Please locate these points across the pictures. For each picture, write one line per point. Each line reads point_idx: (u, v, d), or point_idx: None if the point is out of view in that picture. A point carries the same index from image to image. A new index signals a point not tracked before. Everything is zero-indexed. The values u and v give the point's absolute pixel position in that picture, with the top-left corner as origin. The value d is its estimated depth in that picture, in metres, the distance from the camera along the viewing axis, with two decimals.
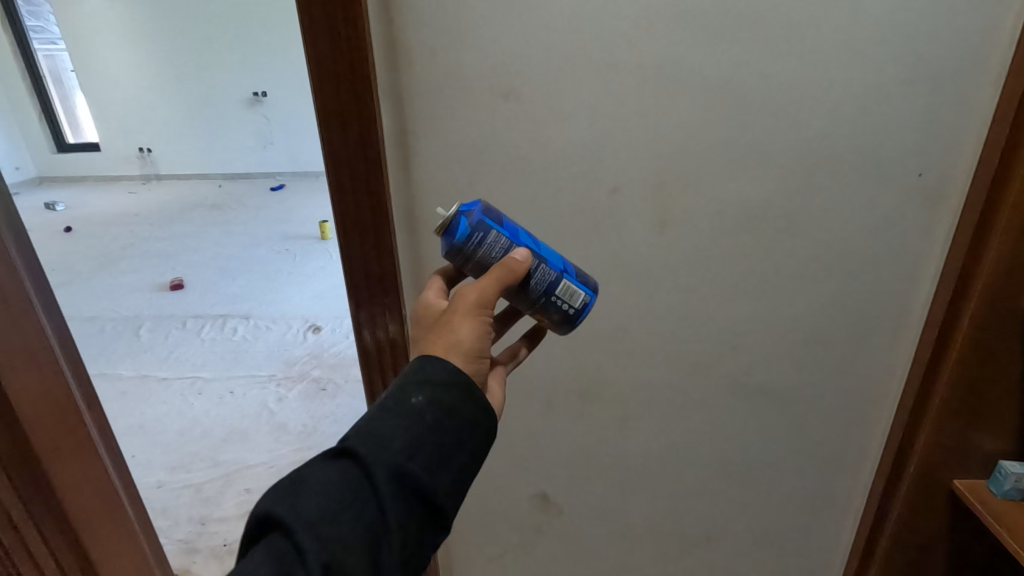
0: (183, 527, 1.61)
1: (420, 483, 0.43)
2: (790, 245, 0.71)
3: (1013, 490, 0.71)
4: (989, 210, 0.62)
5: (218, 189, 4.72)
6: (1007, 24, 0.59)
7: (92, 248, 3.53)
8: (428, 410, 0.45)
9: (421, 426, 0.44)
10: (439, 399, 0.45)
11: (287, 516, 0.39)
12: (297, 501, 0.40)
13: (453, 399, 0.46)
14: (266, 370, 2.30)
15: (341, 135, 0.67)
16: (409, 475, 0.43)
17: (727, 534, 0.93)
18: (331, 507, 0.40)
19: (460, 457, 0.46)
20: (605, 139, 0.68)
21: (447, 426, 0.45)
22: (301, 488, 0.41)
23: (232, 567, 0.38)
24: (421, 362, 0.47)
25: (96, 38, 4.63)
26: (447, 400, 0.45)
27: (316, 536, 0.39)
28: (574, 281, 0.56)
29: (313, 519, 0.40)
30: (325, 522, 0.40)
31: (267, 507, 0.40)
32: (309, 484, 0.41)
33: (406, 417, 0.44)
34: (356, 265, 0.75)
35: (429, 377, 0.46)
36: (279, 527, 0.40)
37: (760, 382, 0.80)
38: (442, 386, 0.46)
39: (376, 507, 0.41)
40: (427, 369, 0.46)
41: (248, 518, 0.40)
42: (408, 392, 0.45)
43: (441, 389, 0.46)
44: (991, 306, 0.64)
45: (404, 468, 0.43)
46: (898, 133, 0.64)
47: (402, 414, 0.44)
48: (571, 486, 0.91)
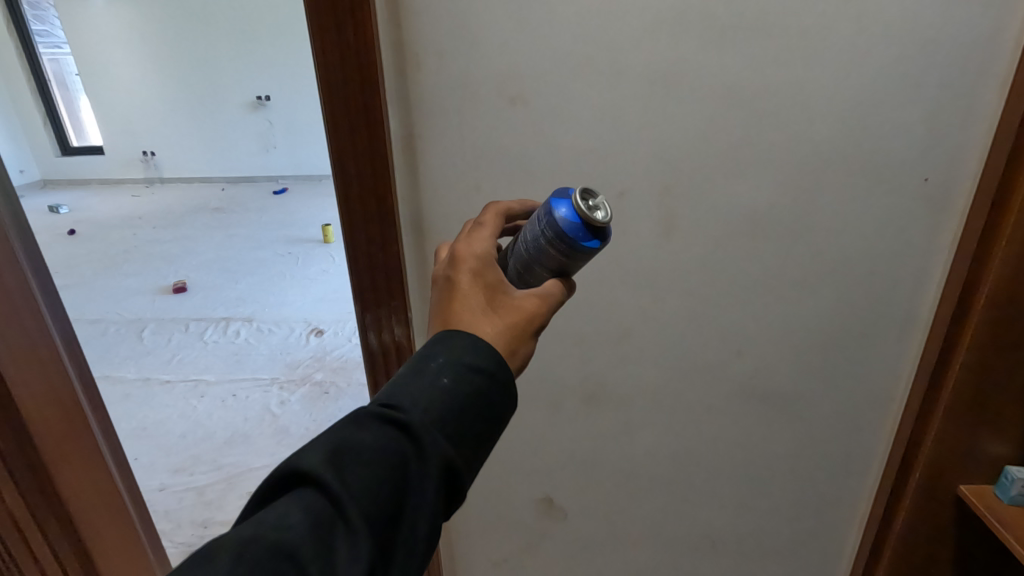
0: (185, 530, 1.61)
1: (459, 471, 0.41)
2: (794, 250, 0.71)
3: (1020, 496, 0.71)
4: (995, 216, 0.63)
5: (220, 192, 4.73)
6: (1012, 31, 0.59)
7: (96, 251, 3.54)
8: (477, 396, 0.42)
9: (467, 412, 0.42)
10: (490, 389, 0.43)
11: (326, 481, 0.37)
12: (338, 468, 0.38)
13: (500, 388, 0.43)
14: (269, 374, 2.30)
15: (348, 139, 0.67)
16: (453, 464, 0.41)
17: (732, 539, 0.93)
18: (372, 481, 0.38)
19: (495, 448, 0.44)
20: (611, 144, 0.68)
21: (490, 414, 0.43)
22: (342, 454, 0.38)
23: (269, 520, 0.36)
24: (478, 346, 0.43)
25: (101, 43, 4.65)
26: (495, 388, 0.43)
27: (354, 510, 0.37)
28: None
29: (352, 491, 0.37)
30: (363, 496, 0.38)
31: (306, 467, 0.38)
32: (355, 451, 0.39)
33: (455, 400, 0.41)
34: (363, 269, 0.75)
35: (482, 361, 0.43)
36: (315, 491, 0.37)
37: (766, 387, 0.80)
38: (494, 373, 0.43)
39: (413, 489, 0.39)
40: (481, 355, 0.43)
41: (288, 470, 0.38)
42: (459, 374, 0.42)
43: (492, 375, 0.43)
44: (998, 312, 0.65)
45: (449, 457, 0.40)
46: (904, 139, 0.64)
47: (454, 398, 0.41)
48: (575, 490, 0.91)
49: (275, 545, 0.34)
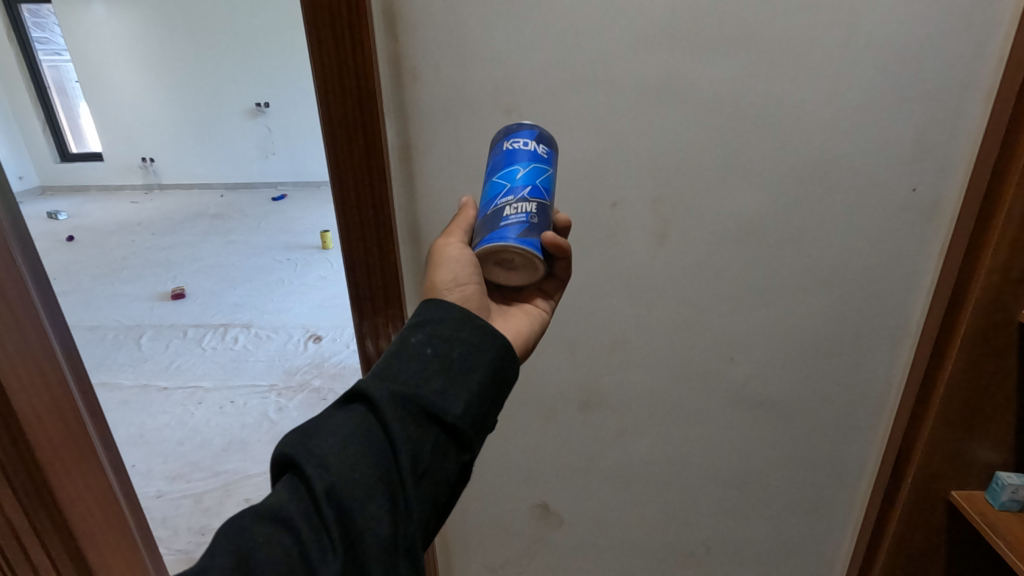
0: (183, 537, 1.61)
1: (430, 410, 0.42)
2: (786, 258, 0.72)
3: (1011, 501, 0.72)
4: (982, 226, 0.64)
5: (219, 199, 4.75)
6: (995, 45, 0.60)
7: (94, 257, 3.55)
8: (429, 344, 0.45)
9: (423, 359, 0.44)
10: (439, 333, 0.46)
11: (296, 449, 0.39)
12: (306, 436, 0.40)
13: (455, 332, 0.46)
14: (266, 380, 2.30)
15: (347, 148, 0.68)
16: (418, 403, 0.42)
17: (727, 544, 0.93)
18: (341, 439, 0.40)
19: (469, 382, 0.45)
20: (605, 154, 0.69)
21: (451, 355, 0.45)
22: (310, 426, 0.41)
23: (254, 506, 0.38)
24: (422, 308, 0.48)
25: (102, 50, 4.68)
26: (446, 333, 0.46)
27: (325, 463, 0.39)
28: None
29: (326, 454, 0.39)
30: (334, 452, 0.39)
31: (278, 445, 0.40)
32: (321, 425, 0.41)
33: (409, 354, 0.45)
34: (360, 276, 0.76)
35: (426, 318, 0.47)
36: (292, 467, 0.39)
37: (759, 394, 0.81)
38: (440, 323, 0.47)
39: (383, 434, 0.41)
40: (426, 312, 0.47)
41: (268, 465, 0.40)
42: (408, 333, 0.46)
43: (439, 324, 0.46)
44: (986, 319, 0.66)
45: (411, 397, 0.42)
46: (892, 150, 0.66)
47: (405, 352, 0.45)
48: (571, 497, 0.92)
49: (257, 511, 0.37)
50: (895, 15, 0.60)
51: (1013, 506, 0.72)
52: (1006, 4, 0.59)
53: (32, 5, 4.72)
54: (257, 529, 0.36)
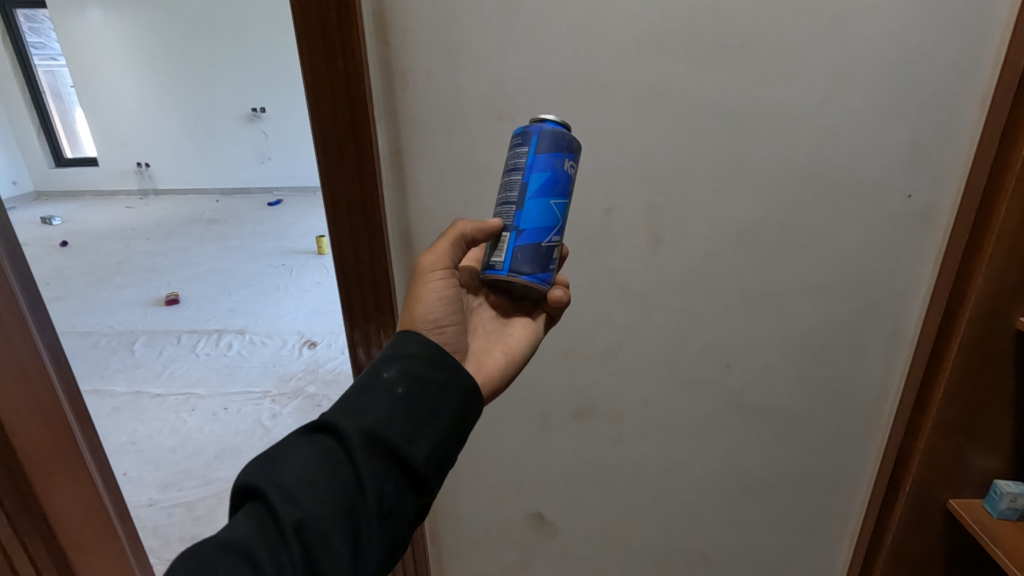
0: (174, 546, 1.58)
1: (397, 449, 0.42)
2: (781, 265, 0.72)
3: (1009, 510, 0.72)
4: (978, 232, 0.63)
5: (215, 204, 4.73)
6: (990, 51, 0.60)
7: (88, 262, 3.53)
8: (401, 382, 0.45)
9: (395, 396, 0.44)
10: (411, 370, 0.45)
11: (262, 481, 0.39)
12: (272, 467, 0.40)
13: (427, 369, 0.46)
14: (260, 387, 2.28)
15: (337, 155, 0.67)
16: (386, 441, 0.42)
17: (723, 553, 0.92)
18: (305, 471, 0.40)
19: (437, 423, 0.45)
20: (598, 160, 0.68)
21: (422, 395, 0.45)
22: (277, 457, 0.41)
23: (212, 535, 0.37)
24: (396, 340, 0.48)
25: (97, 55, 4.66)
26: (419, 371, 0.46)
27: (292, 497, 0.38)
28: (512, 244, 0.52)
29: (288, 486, 0.39)
30: (301, 486, 0.39)
31: (241, 474, 0.40)
32: (286, 455, 0.41)
33: (380, 388, 0.44)
34: (351, 283, 0.75)
35: (400, 353, 0.47)
36: (255, 496, 0.39)
37: (755, 401, 0.80)
38: (413, 359, 0.46)
39: (351, 471, 0.41)
40: (399, 346, 0.47)
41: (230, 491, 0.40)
42: (380, 367, 0.46)
43: (412, 361, 0.46)
44: (982, 327, 0.65)
45: (380, 434, 0.42)
46: (887, 156, 0.65)
47: (376, 386, 0.44)
48: (565, 506, 0.91)
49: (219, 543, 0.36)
50: (889, 21, 0.59)
51: (1011, 515, 0.72)
52: (1001, 9, 0.58)
53: (27, 10, 4.71)
54: (219, 562, 0.36)
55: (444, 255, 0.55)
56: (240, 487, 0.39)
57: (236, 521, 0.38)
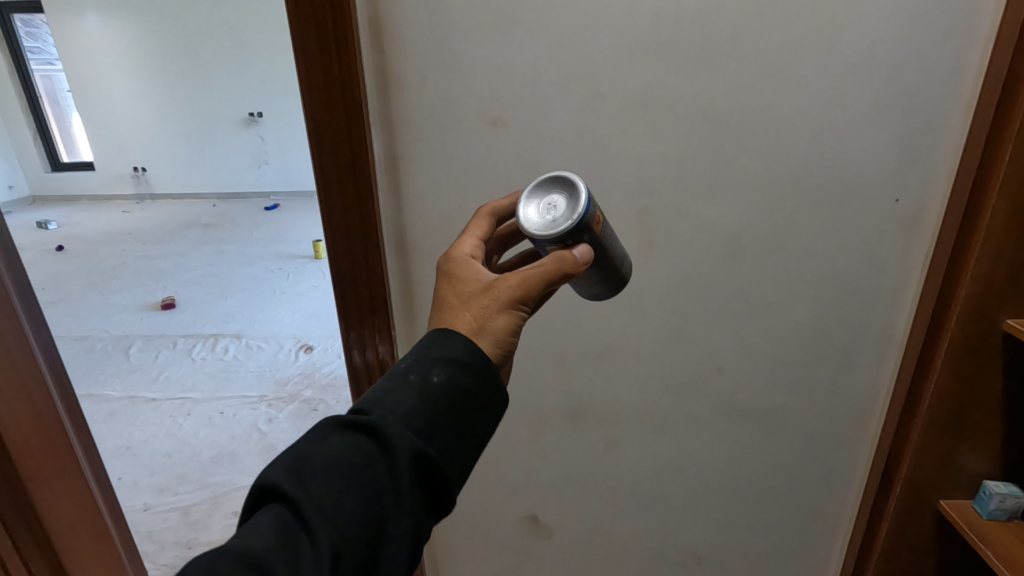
0: (170, 551, 1.58)
1: (433, 465, 0.42)
2: (771, 268, 0.73)
3: (998, 510, 0.72)
4: (964, 237, 0.64)
5: (211, 208, 4.74)
6: (973, 59, 0.61)
7: (83, 267, 3.52)
8: (447, 391, 0.44)
9: (439, 408, 0.43)
10: (458, 380, 0.44)
11: (294, 488, 0.39)
12: (306, 473, 0.40)
13: (474, 381, 0.45)
14: (256, 391, 2.28)
15: (333, 159, 0.68)
16: (424, 456, 0.42)
17: (717, 555, 0.93)
18: (337, 480, 0.40)
19: (473, 439, 0.45)
20: (590, 165, 0.69)
21: (465, 408, 0.44)
22: (310, 461, 0.40)
23: (236, 534, 0.38)
24: (443, 337, 0.46)
25: (94, 59, 4.67)
26: (467, 382, 0.44)
27: (324, 507, 0.39)
28: None
29: (319, 494, 0.39)
30: (334, 496, 0.39)
31: (267, 472, 0.40)
32: (317, 459, 0.40)
33: (424, 397, 0.43)
34: (347, 287, 0.75)
35: (450, 358, 0.45)
36: (281, 498, 0.39)
37: (747, 403, 0.81)
38: (463, 367, 0.45)
39: (386, 483, 0.41)
40: (449, 347, 0.45)
41: (251, 487, 0.40)
42: (427, 370, 0.44)
43: (461, 369, 0.44)
44: (969, 329, 0.66)
45: (419, 449, 0.42)
46: (874, 161, 0.66)
47: (420, 394, 0.43)
48: (560, 508, 0.91)
49: (245, 551, 0.36)
50: (873, 28, 0.61)
51: (1000, 515, 0.73)
52: (984, 17, 0.59)
53: (24, 15, 4.72)
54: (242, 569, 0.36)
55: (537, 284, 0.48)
56: (268, 487, 0.39)
57: (263, 526, 0.38)
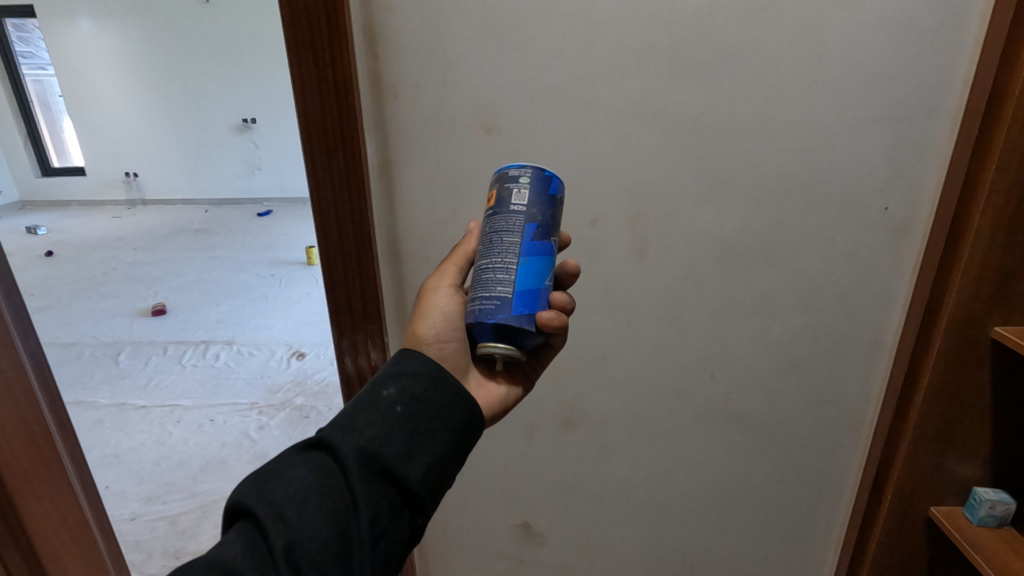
0: (157, 560, 1.56)
1: (390, 468, 0.44)
2: (763, 275, 0.73)
3: (987, 517, 0.74)
4: (953, 245, 0.65)
5: (203, 214, 4.72)
6: (961, 69, 0.62)
7: (72, 273, 3.49)
8: (399, 401, 0.47)
9: (393, 416, 0.46)
10: (409, 389, 0.48)
11: (255, 500, 0.41)
12: (267, 486, 0.42)
13: (426, 388, 0.48)
14: (247, 398, 2.27)
15: (326, 165, 0.68)
16: (380, 460, 0.44)
17: (710, 562, 0.92)
18: (298, 491, 0.42)
19: (433, 444, 0.47)
20: (583, 171, 0.70)
21: (420, 414, 0.47)
22: (271, 478, 0.42)
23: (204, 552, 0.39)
24: (399, 357, 0.51)
25: (87, 64, 4.65)
26: (418, 389, 0.48)
27: (284, 517, 0.40)
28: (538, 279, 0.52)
29: (280, 505, 0.41)
30: (294, 507, 0.41)
31: (234, 493, 0.42)
32: (281, 474, 0.42)
33: (379, 407, 0.46)
34: (339, 293, 0.75)
35: (402, 371, 0.49)
36: (247, 514, 0.41)
37: (740, 410, 0.80)
38: (413, 378, 0.48)
39: (345, 490, 0.43)
40: (402, 364, 0.50)
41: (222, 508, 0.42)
42: (381, 384, 0.48)
43: (412, 379, 0.48)
44: (957, 336, 0.67)
45: (374, 453, 0.44)
46: (864, 170, 0.67)
47: (375, 404, 0.46)
48: (553, 517, 0.90)
49: (210, 562, 0.38)
50: (862, 38, 0.62)
51: (989, 521, 0.75)
52: (971, 29, 0.61)
53: (16, 19, 4.71)
54: None
55: (451, 275, 0.56)
56: (235, 505, 0.41)
57: (228, 539, 0.40)
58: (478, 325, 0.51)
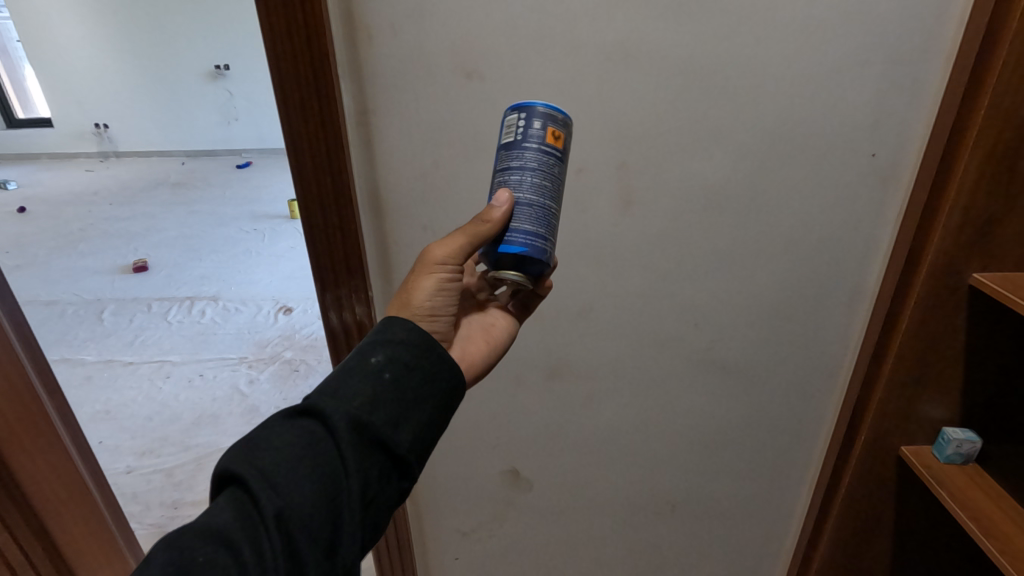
0: (156, 511, 1.60)
1: (379, 436, 0.45)
2: (749, 224, 0.73)
3: (954, 454, 0.79)
4: (938, 192, 0.65)
5: (180, 167, 4.58)
6: (957, 7, 0.60)
7: (47, 230, 3.40)
8: (388, 368, 0.47)
9: (381, 383, 0.46)
10: (398, 356, 0.48)
11: (245, 467, 0.41)
12: (256, 453, 0.42)
13: (415, 356, 0.48)
14: (235, 353, 2.28)
15: (301, 114, 0.65)
16: (369, 428, 0.45)
17: (692, 502, 0.96)
18: (287, 458, 0.42)
19: (421, 410, 0.47)
20: (568, 119, 0.67)
21: (408, 381, 0.47)
22: (259, 445, 0.43)
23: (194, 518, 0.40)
24: (385, 324, 0.50)
25: (43, 6, 4.38)
26: (407, 357, 0.48)
27: (275, 484, 0.41)
28: None
29: (271, 473, 0.41)
30: (284, 474, 0.41)
31: (222, 460, 0.42)
32: (269, 441, 0.43)
33: (368, 375, 0.46)
34: (321, 248, 0.73)
35: (390, 337, 0.49)
36: (236, 481, 0.41)
37: (723, 358, 0.82)
38: (402, 346, 0.48)
39: (335, 458, 0.43)
40: (390, 330, 0.49)
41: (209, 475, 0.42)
42: (369, 350, 0.48)
43: (401, 347, 0.48)
44: (937, 282, 0.69)
45: (364, 421, 0.44)
46: (853, 116, 0.66)
47: (364, 371, 0.46)
48: (540, 464, 0.92)
49: (201, 528, 0.39)
50: None
51: (955, 459, 0.79)
52: None
53: None
54: (200, 546, 0.38)
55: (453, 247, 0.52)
56: (224, 472, 0.41)
57: (218, 506, 0.40)
58: (505, 249, 0.52)
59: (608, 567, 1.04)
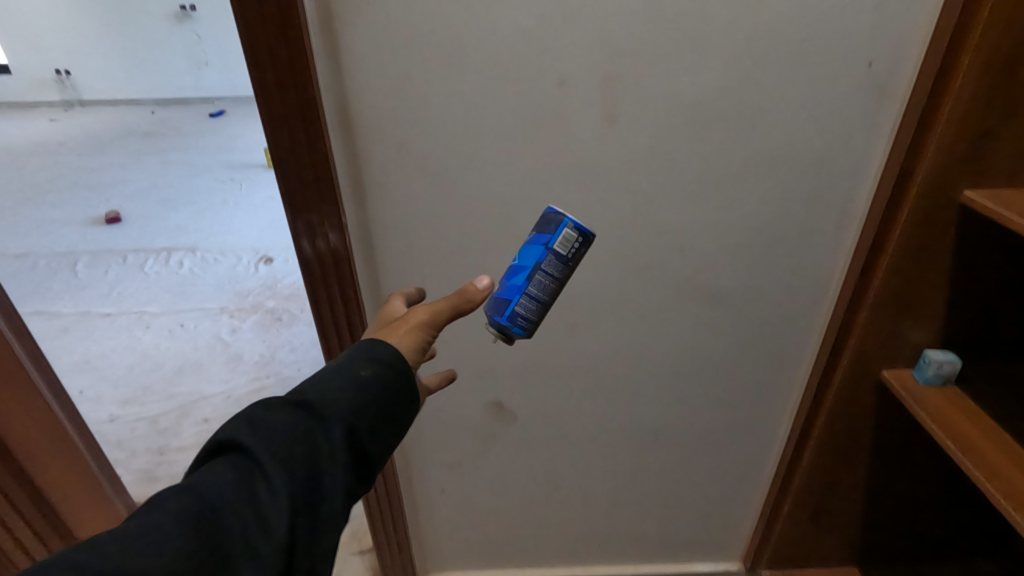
0: (142, 457, 1.60)
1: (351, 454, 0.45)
2: (738, 141, 0.69)
3: (934, 376, 0.81)
4: (936, 100, 0.64)
5: (149, 116, 4.39)
6: None
7: (11, 182, 3.26)
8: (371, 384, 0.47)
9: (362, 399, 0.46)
10: (382, 375, 0.47)
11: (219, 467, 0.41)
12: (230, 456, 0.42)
13: (396, 378, 0.48)
14: (216, 303, 2.24)
15: (258, 15, 0.58)
16: (344, 443, 0.44)
17: (675, 430, 0.97)
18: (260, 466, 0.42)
19: (402, 428, 0.49)
20: (549, 23, 0.63)
21: (387, 400, 0.47)
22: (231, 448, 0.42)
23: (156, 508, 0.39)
24: (369, 345, 0.49)
25: None
26: (390, 376, 0.48)
27: (247, 489, 0.41)
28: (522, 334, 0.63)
29: (244, 476, 0.41)
30: (255, 481, 0.41)
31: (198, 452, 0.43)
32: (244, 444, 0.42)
33: (349, 388, 0.46)
34: (289, 169, 0.67)
35: (375, 358, 0.48)
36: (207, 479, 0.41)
37: (709, 284, 0.80)
38: (385, 364, 0.48)
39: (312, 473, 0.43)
40: (374, 351, 0.49)
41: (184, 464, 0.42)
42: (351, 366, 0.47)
43: (385, 370, 0.48)
44: (927, 194, 0.70)
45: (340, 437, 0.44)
46: (851, 19, 0.62)
47: (344, 384, 0.46)
48: (523, 395, 0.92)
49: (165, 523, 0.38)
50: None
51: (937, 380, 0.81)
52: None
53: None
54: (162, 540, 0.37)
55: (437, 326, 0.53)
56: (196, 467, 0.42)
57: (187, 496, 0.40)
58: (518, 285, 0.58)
59: (592, 496, 1.06)
